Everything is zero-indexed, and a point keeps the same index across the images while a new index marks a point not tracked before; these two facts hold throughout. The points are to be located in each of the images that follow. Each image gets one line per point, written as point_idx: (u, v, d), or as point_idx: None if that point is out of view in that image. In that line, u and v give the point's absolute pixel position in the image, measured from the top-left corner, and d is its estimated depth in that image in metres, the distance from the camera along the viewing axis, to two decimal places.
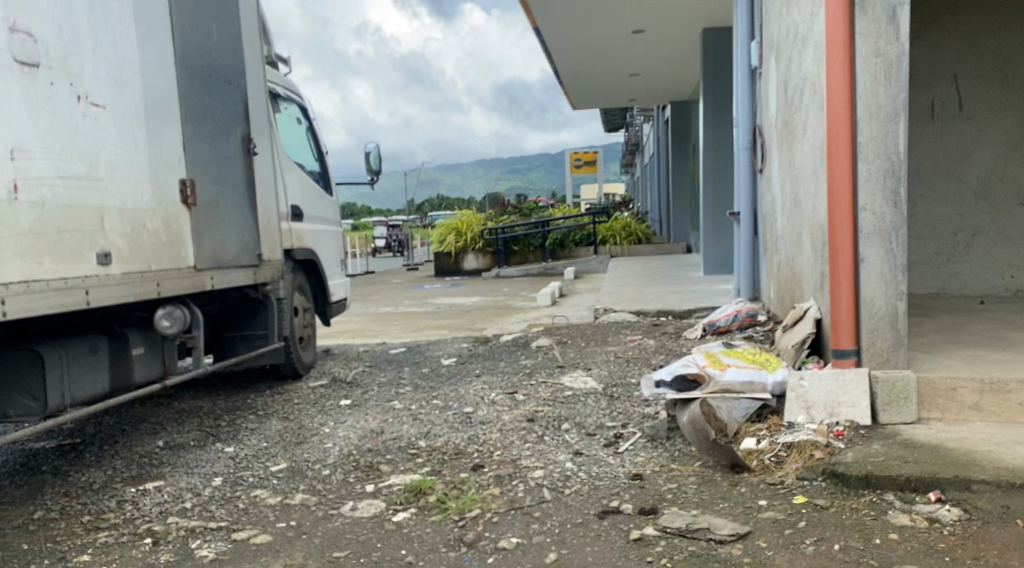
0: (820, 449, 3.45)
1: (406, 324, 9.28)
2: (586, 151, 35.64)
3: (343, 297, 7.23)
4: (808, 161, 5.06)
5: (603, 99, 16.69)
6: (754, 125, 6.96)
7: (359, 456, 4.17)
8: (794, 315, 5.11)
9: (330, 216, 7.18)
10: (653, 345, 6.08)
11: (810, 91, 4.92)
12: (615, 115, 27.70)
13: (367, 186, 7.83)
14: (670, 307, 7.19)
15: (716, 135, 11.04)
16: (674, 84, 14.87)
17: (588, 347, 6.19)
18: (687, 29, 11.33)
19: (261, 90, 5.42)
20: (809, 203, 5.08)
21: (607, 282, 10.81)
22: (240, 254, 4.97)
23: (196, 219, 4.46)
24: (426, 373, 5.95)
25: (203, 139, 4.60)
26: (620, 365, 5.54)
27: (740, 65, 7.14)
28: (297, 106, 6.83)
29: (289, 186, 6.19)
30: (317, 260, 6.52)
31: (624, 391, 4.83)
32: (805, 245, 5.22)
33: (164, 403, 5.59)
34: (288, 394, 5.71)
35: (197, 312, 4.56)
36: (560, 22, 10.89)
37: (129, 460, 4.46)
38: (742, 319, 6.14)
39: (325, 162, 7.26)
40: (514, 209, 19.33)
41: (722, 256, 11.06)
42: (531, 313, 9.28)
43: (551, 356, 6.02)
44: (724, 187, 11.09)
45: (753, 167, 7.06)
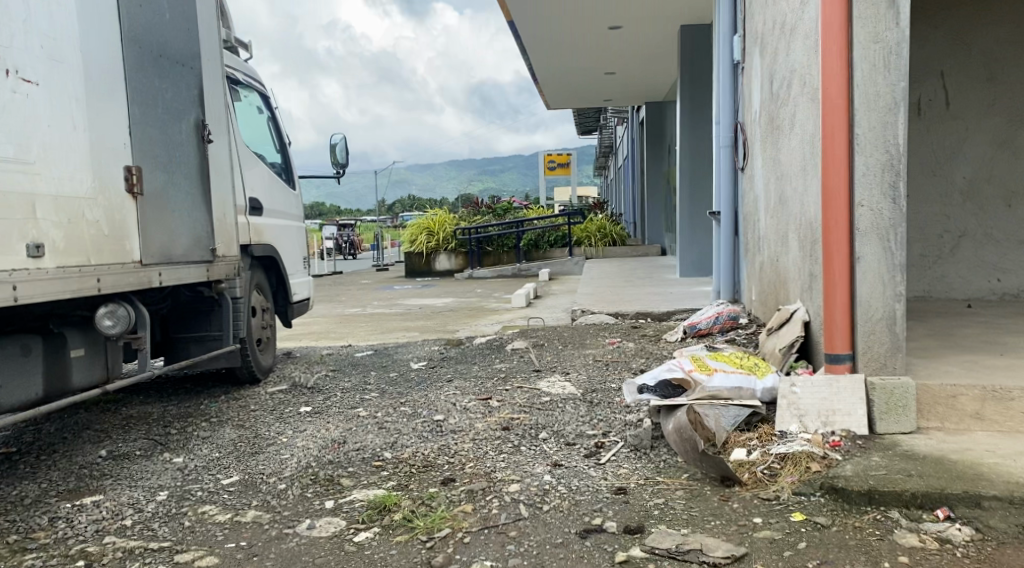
0: (817, 462, 3.20)
1: (375, 325, 8.97)
2: (560, 154, 35.61)
3: (307, 297, 6.92)
4: (796, 157, 4.83)
5: (578, 98, 16.47)
6: (737, 121, 6.74)
7: (319, 469, 3.87)
8: (780, 317, 4.90)
9: (294, 212, 6.85)
10: (632, 348, 5.83)
11: (800, 83, 4.70)
12: (589, 117, 27.62)
13: (333, 180, 7.51)
14: (649, 309, 6.96)
15: (694, 135, 10.85)
16: (650, 84, 14.70)
17: (565, 351, 5.92)
18: (665, 26, 11.14)
19: (217, 74, 5.08)
20: (796, 201, 4.85)
21: (583, 284, 10.59)
22: (192, 249, 4.63)
23: (142, 210, 4.12)
24: (394, 377, 5.64)
25: (152, 124, 4.25)
26: (599, 369, 5.27)
27: (722, 58, 6.91)
28: (257, 94, 6.52)
29: (248, 178, 5.85)
30: (278, 257, 6.20)
31: (604, 397, 4.56)
32: (791, 245, 5.01)
33: (112, 409, 5.28)
34: (244, 400, 5.39)
35: (143, 311, 4.22)
36: (535, 17, 10.66)
37: (67, 472, 4.11)
38: (724, 322, 5.91)
39: (289, 154, 6.94)
40: (487, 210, 19.04)
41: (699, 258, 10.87)
42: (505, 315, 9.00)
43: (526, 359, 5.75)
44: (702, 188, 10.91)
45: (734, 164, 6.85)
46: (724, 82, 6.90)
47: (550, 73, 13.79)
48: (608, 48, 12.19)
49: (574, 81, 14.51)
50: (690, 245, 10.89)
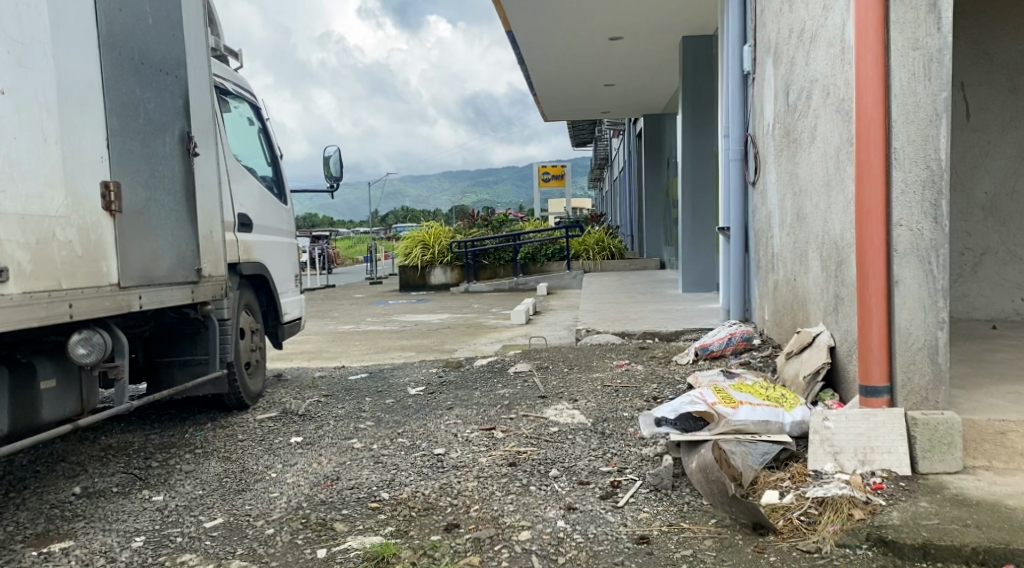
0: (859, 509, 2.94)
1: (369, 344, 8.66)
2: (554, 165, 35.39)
3: (298, 316, 6.61)
4: (816, 171, 4.57)
5: (575, 110, 16.24)
6: (747, 134, 6.48)
7: (310, 511, 3.55)
8: (801, 340, 4.58)
9: (285, 227, 6.56)
10: (641, 371, 5.54)
11: (822, 95, 4.43)
12: (582, 129, 27.41)
13: (327, 194, 7.22)
14: (656, 328, 6.67)
15: (696, 147, 10.61)
16: (649, 96, 14.47)
17: (571, 374, 5.63)
18: (666, 37, 10.91)
19: (203, 83, 4.80)
20: (816, 219, 4.59)
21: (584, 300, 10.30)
22: (176, 269, 4.33)
23: (121, 228, 3.82)
24: (391, 403, 5.34)
25: (132, 136, 3.96)
26: (608, 395, 4.98)
27: (730, 69, 6.65)
28: (247, 105, 6.23)
29: (237, 193, 5.56)
30: (268, 275, 5.90)
31: (616, 428, 4.28)
32: (811, 265, 4.74)
33: (90, 438, 4.96)
34: (232, 429, 5.09)
35: (121, 337, 3.90)
36: (534, 28, 10.43)
37: (35, 513, 3.78)
38: (737, 343, 5.64)
39: (280, 167, 6.64)
40: (484, 223, 18.75)
41: (701, 273, 10.59)
42: (504, 333, 8.70)
43: (530, 384, 5.46)
44: (704, 202, 10.67)
45: (744, 178, 6.58)
46: (732, 93, 6.64)
47: (548, 84, 13.55)
48: (607, 60, 11.96)
49: (571, 93, 14.27)
50: (692, 259, 10.61)
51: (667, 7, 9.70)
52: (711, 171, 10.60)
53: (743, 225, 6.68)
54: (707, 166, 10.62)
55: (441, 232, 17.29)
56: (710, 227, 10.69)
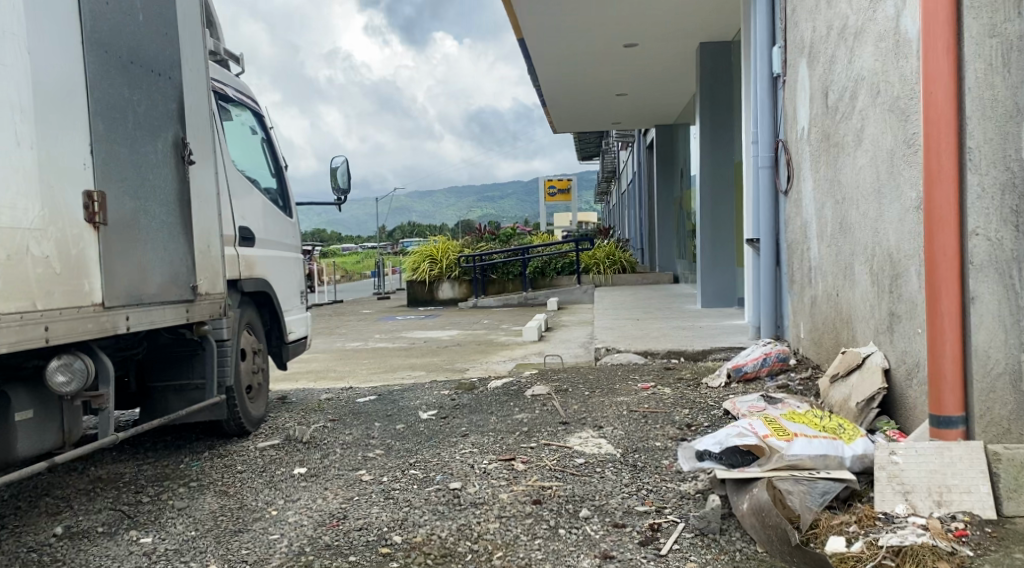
0: (945, 562, 2.60)
1: (376, 362, 8.28)
2: (561, 179, 35.07)
3: (303, 335, 6.25)
4: (864, 178, 4.21)
5: (586, 121, 15.91)
6: (779, 140, 6.14)
7: (313, 556, 3.18)
8: (849, 362, 4.27)
9: (291, 241, 6.22)
10: (670, 395, 5.16)
11: (870, 96, 4.09)
12: (589, 140, 27.09)
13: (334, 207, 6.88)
14: (681, 347, 6.30)
15: (714, 157, 10.29)
16: (663, 106, 14.16)
17: (593, 397, 5.24)
18: (682, 44, 10.60)
19: (201, 86, 4.47)
20: (865, 229, 4.23)
21: (600, 316, 9.91)
22: (169, 287, 3.98)
23: (106, 242, 3.48)
24: (402, 429, 4.97)
25: (120, 142, 3.63)
26: (636, 421, 4.60)
27: (759, 72, 6.32)
28: (249, 113, 5.91)
29: (238, 205, 5.22)
30: (271, 293, 5.55)
31: (650, 460, 3.91)
32: (859, 279, 4.37)
33: (78, 469, 4.60)
34: (231, 459, 4.72)
35: (105, 361, 3.55)
36: (547, 36, 10.12)
37: (10, 558, 3.42)
38: (773, 364, 5.37)
39: (285, 179, 6.32)
40: (492, 236, 18.40)
41: (722, 287, 10.23)
42: (517, 351, 8.32)
43: (550, 408, 5.08)
44: (724, 213, 10.32)
45: (775, 186, 6.24)
46: (761, 97, 6.30)
47: (559, 94, 13.24)
48: (621, 68, 11.64)
49: (582, 103, 13.96)
50: (711, 273, 10.24)
51: (686, 12, 9.38)
52: (730, 181, 10.26)
53: (775, 237, 6.33)
54: (727, 176, 10.29)
55: (449, 246, 16.94)
56: (731, 240, 10.33)
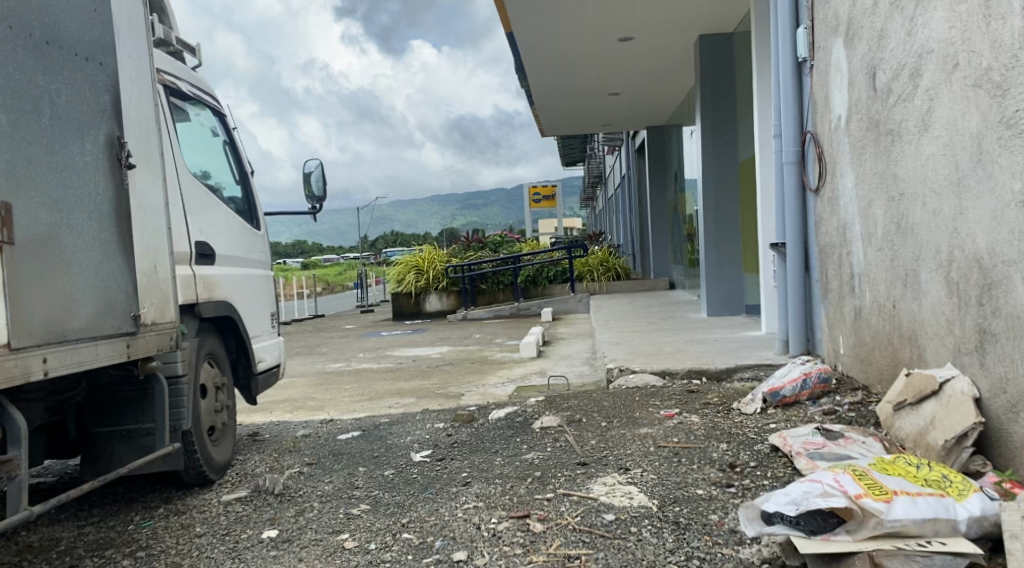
0: None
1: (361, 387, 7.55)
2: (545, 186, 34.46)
3: (276, 363, 5.56)
4: (937, 169, 3.55)
5: (578, 123, 15.28)
6: (807, 132, 5.51)
7: None
8: (920, 388, 3.61)
9: (259, 257, 5.49)
10: (700, 425, 4.48)
11: (943, 71, 3.45)
12: (574, 144, 26.46)
13: (309, 217, 6.16)
14: (702, 365, 5.61)
15: (718, 157, 9.67)
16: (657, 105, 13.55)
17: (612, 430, 4.55)
18: (681, 38, 9.97)
19: (144, 77, 3.76)
20: (938, 230, 3.58)
21: (600, 327, 9.23)
22: (103, 319, 3.26)
23: (12, 267, 2.76)
24: (391, 475, 4.25)
25: (34, 140, 2.92)
26: (668, 461, 3.91)
27: (781, 57, 5.68)
28: (210, 112, 5.21)
29: (194, 217, 4.49)
30: (235, 316, 4.83)
31: (695, 517, 3.22)
32: (928, 289, 3.72)
33: (7, 535, 3.86)
34: (188, 518, 3.99)
35: (16, 418, 2.82)
36: (538, 31, 9.45)
37: None
38: (814, 387, 4.69)
39: (252, 187, 5.59)
40: (479, 246, 17.69)
41: (727, 295, 9.70)
42: (515, 370, 7.61)
43: (564, 444, 4.39)
44: (729, 216, 9.69)
45: (803, 182, 5.62)
46: (785, 85, 5.67)
47: (548, 95, 12.62)
48: (615, 65, 11.00)
49: (572, 104, 13.35)
50: (716, 280, 9.67)
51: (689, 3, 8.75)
52: (735, 182, 9.63)
53: (803, 240, 5.69)
54: (731, 177, 9.66)
55: (436, 256, 16.18)
56: (737, 244, 9.71)
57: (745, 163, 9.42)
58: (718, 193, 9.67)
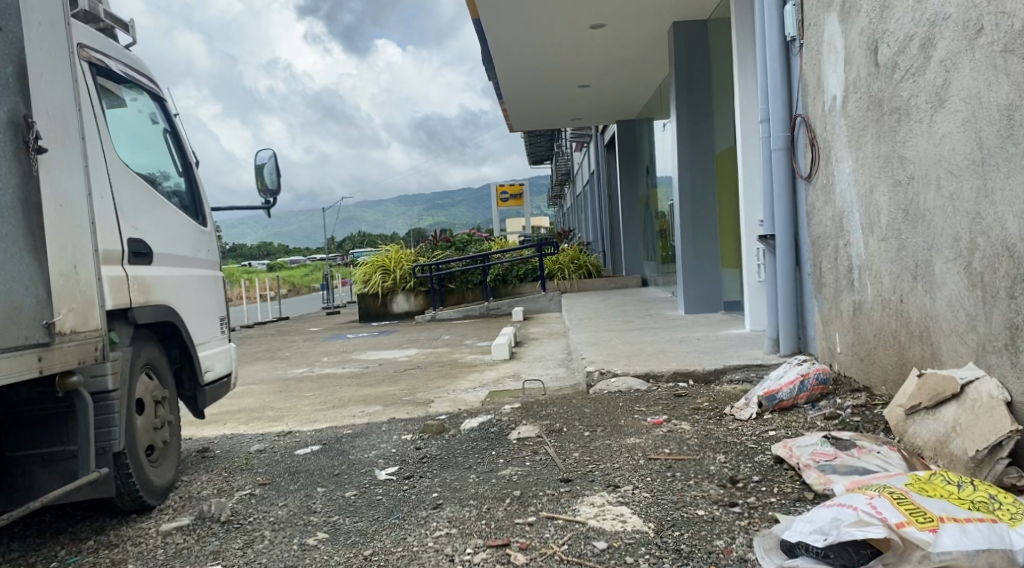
0: None
1: (323, 395, 7.06)
2: (512, 184, 34.06)
3: (226, 372, 5.07)
4: (955, 149, 3.21)
5: (547, 117, 14.90)
6: (796, 116, 5.19)
7: None
8: (937, 390, 3.29)
9: (205, 257, 5.00)
10: (692, 434, 4.11)
11: (964, 37, 3.11)
12: (541, 141, 26.08)
13: (262, 212, 5.69)
14: (689, 367, 5.25)
15: (693, 150, 9.35)
16: (628, 98, 13.22)
17: (596, 440, 4.16)
18: (654, 26, 9.63)
19: (60, 49, 3.29)
20: (956, 215, 3.25)
21: (574, 326, 8.83)
22: (4, 327, 2.80)
23: None
24: (353, 496, 3.81)
25: None
26: (661, 477, 3.53)
27: (768, 36, 5.36)
28: (148, 97, 4.71)
29: (128, 211, 4.01)
30: (177, 322, 4.35)
31: (700, 544, 2.84)
32: (944, 281, 3.38)
33: None
34: (121, 552, 3.51)
35: None
36: (506, 18, 9.03)
37: None
38: (813, 389, 4.39)
39: (197, 180, 5.10)
40: (446, 245, 17.21)
41: (706, 291, 9.39)
42: (487, 374, 7.18)
43: (544, 457, 3.99)
44: (706, 210, 9.39)
45: (793, 169, 5.32)
46: (772, 66, 5.34)
47: (517, 88, 12.22)
48: (585, 55, 10.62)
49: (541, 98, 12.97)
50: (693, 276, 9.38)
51: None
52: (711, 175, 9.33)
53: (793, 231, 5.39)
54: (708, 170, 9.36)
55: (402, 255, 15.67)
56: (715, 239, 9.42)
57: (721, 156, 9.11)
58: (695, 186, 9.35)
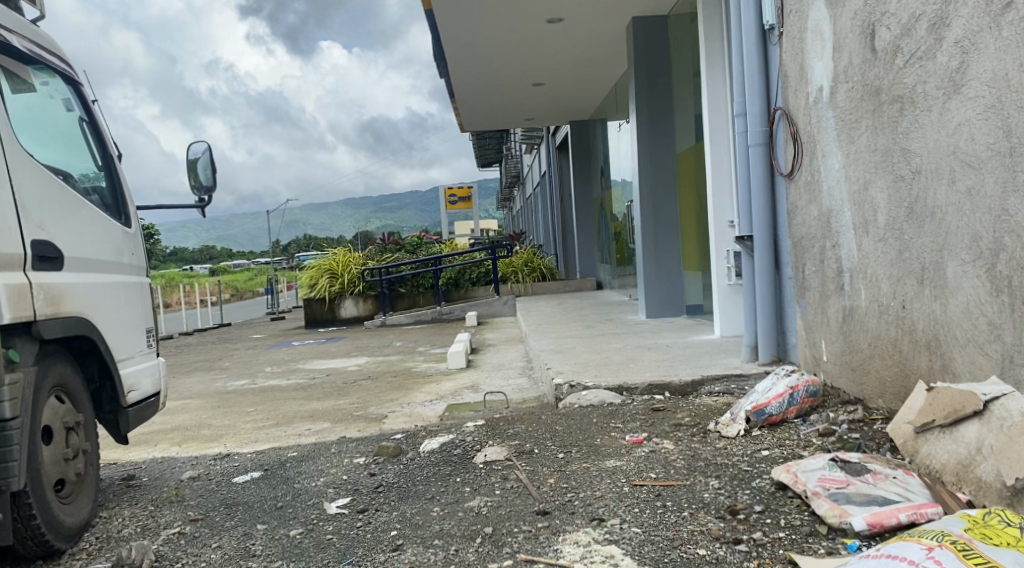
0: None
1: (265, 410, 6.51)
2: (461, 186, 33.58)
3: (154, 391, 4.51)
4: (976, 139, 2.90)
5: (499, 117, 14.50)
6: (775, 110, 4.90)
7: None
8: (954, 406, 2.95)
9: (130, 261, 4.45)
10: (678, 456, 3.74)
11: (986, 14, 2.80)
12: (490, 141, 25.63)
13: (195, 211, 5.13)
14: (664, 378, 4.88)
15: (654, 148, 9.06)
16: (584, 97, 12.91)
17: (571, 464, 3.76)
18: (613, 21, 9.30)
19: None
20: (976, 212, 2.94)
21: (534, 331, 8.43)
22: None
23: None
24: (298, 536, 3.33)
25: None
26: (650, 508, 3.17)
27: (744, 25, 5.05)
28: (60, 80, 4.16)
29: (33, 208, 3.47)
30: (94, 336, 3.82)
31: None
32: (958, 286, 3.07)
33: None
34: None
35: None
36: (461, 10, 8.58)
37: None
38: (802, 402, 4.09)
39: (119, 175, 4.55)
40: (395, 247, 16.61)
41: (667, 294, 9.11)
42: (443, 385, 6.72)
43: (516, 484, 3.58)
44: (667, 211, 9.08)
45: (771, 166, 5.02)
46: (748, 55, 5.02)
47: (469, 86, 11.80)
48: (542, 51, 10.24)
49: (493, 96, 12.57)
50: (655, 278, 9.08)
51: None
52: (672, 175, 9.02)
53: (772, 231, 5.10)
54: (669, 169, 9.05)
55: (350, 258, 15.07)
56: (677, 241, 9.11)
57: (683, 155, 8.82)
58: (656, 186, 9.06)
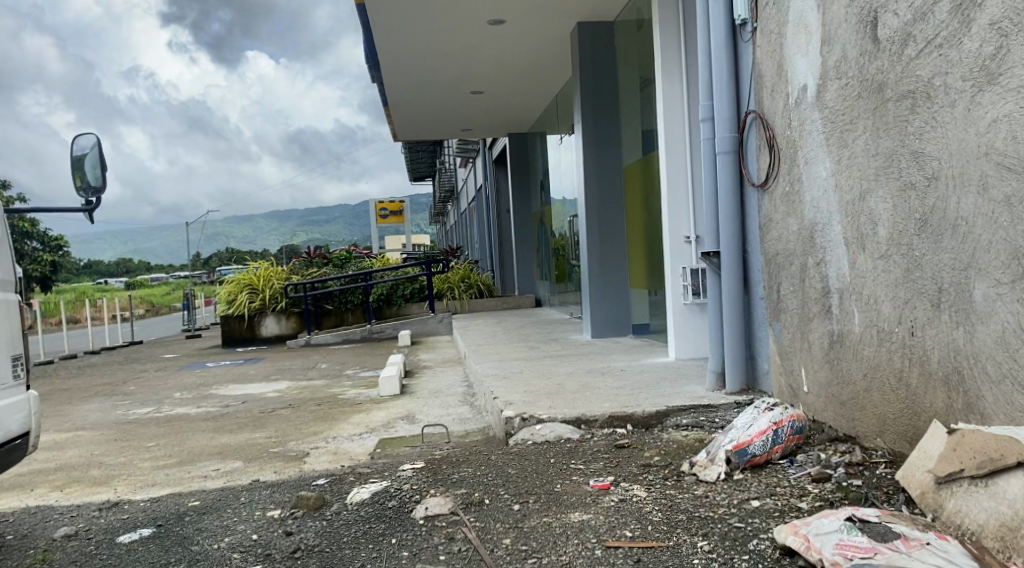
0: None
1: (169, 445, 5.68)
2: (391, 200, 32.66)
3: (23, 431, 3.71)
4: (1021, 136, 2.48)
5: (433, 126, 13.87)
6: (746, 115, 4.44)
7: None
8: (991, 454, 2.48)
9: None
10: (654, 507, 3.17)
11: None
12: (422, 154, 24.89)
13: (81, 215, 4.35)
14: (626, 410, 4.34)
15: (599, 160, 8.59)
16: (523, 107, 12.43)
17: (529, 519, 3.16)
18: (556, 26, 8.82)
19: None
20: (1017, 225, 2.53)
21: (472, 353, 7.81)
22: None
23: None
24: None
25: None
26: None
27: (713, 22, 4.60)
28: None
29: None
30: None
31: None
32: (989, 312, 2.66)
33: None
34: None
35: None
36: (395, 9, 7.95)
37: None
38: (788, 440, 3.57)
39: None
40: (323, 261, 15.75)
41: (612, 313, 8.62)
42: (374, 414, 6.02)
43: (464, 548, 2.95)
44: (613, 227, 8.62)
45: (741, 177, 4.55)
46: (716, 55, 4.57)
47: (402, 92, 11.16)
48: (480, 56, 9.67)
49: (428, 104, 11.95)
50: (600, 297, 8.59)
51: None
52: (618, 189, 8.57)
53: (741, 248, 4.62)
54: (614, 183, 8.60)
55: (272, 272, 14.15)
56: (623, 257, 8.64)
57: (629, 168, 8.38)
58: (602, 200, 8.58)
